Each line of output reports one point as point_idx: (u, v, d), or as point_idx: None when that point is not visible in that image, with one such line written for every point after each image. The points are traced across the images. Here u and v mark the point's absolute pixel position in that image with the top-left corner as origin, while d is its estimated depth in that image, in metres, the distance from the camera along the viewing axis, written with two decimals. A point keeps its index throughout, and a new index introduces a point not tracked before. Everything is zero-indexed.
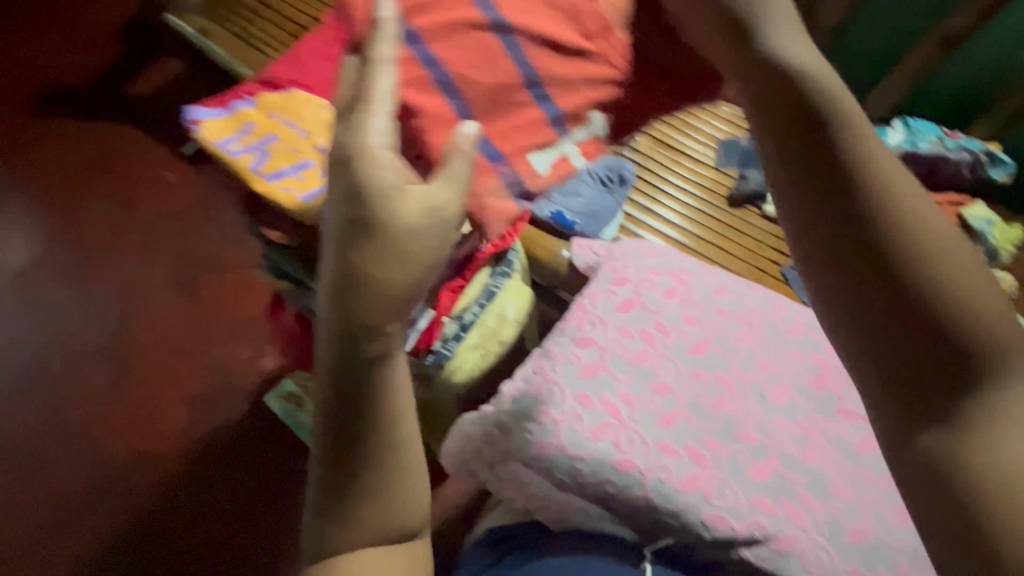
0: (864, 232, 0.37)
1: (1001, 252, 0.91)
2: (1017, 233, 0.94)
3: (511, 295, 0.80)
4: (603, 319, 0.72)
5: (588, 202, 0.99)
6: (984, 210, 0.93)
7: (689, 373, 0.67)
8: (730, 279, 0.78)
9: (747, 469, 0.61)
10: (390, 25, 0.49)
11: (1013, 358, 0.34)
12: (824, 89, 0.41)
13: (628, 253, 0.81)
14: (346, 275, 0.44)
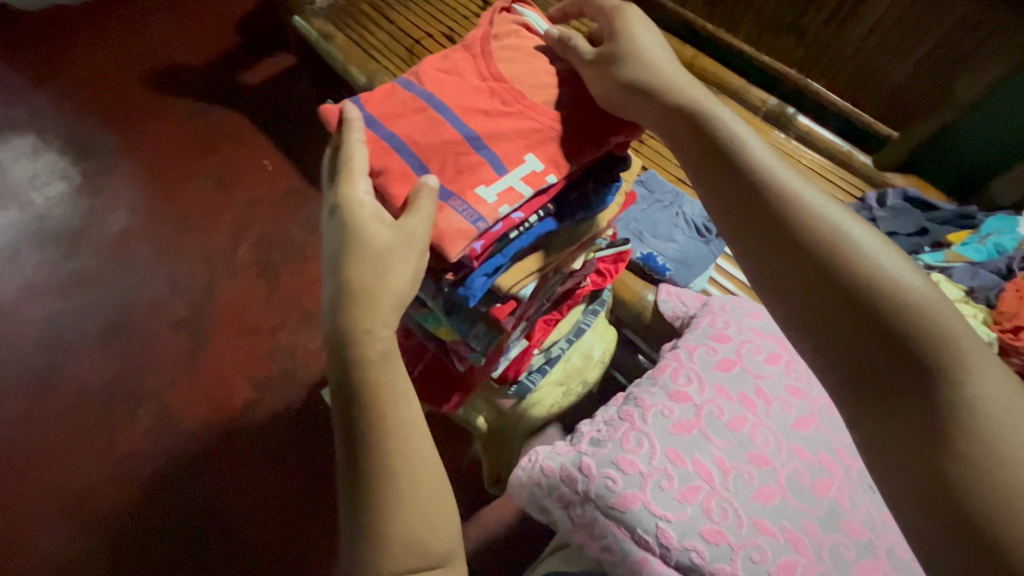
0: (816, 320, 0.38)
1: None
2: None
3: (598, 336, 0.81)
4: (699, 374, 0.70)
5: (681, 249, 0.98)
6: None
7: (749, 447, 0.63)
8: (764, 339, 0.74)
9: (851, 565, 0.57)
10: (359, 122, 0.51)
11: (982, 415, 0.32)
12: (779, 178, 0.43)
13: (728, 312, 0.79)
14: (351, 293, 0.45)
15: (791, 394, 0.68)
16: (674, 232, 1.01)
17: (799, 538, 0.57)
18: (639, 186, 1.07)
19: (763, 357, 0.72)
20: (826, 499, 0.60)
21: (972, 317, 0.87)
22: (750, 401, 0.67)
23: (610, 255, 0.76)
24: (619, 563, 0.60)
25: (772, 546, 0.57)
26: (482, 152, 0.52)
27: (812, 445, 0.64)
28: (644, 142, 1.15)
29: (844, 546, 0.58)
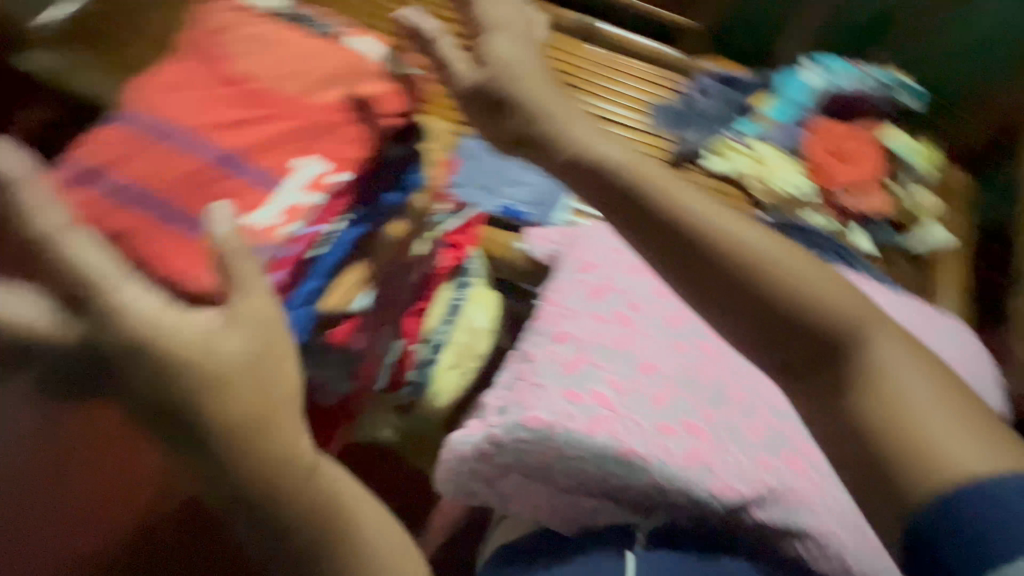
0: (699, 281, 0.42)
1: (922, 167, 0.99)
2: (938, 155, 1.01)
3: (478, 304, 0.78)
4: (574, 310, 0.71)
5: (533, 190, 0.98)
6: (898, 135, 1.02)
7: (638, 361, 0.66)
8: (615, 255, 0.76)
9: (742, 430, 0.63)
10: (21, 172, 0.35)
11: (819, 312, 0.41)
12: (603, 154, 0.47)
13: (587, 238, 0.81)
14: (207, 393, 0.36)
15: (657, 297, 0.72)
16: (522, 175, 0.99)
17: (701, 424, 0.62)
18: (475, 142, 1.04)
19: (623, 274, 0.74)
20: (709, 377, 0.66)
21: (792, 173, 1.00)
22: (625, 318, 0.70)
23: (457, 226, 0.75)
24: (557, 513, 0.62)
25: (676, 441, 0.61)
26: (227, 177, 0.59)
27: (685, 333, 0.69)
28: None
29: (732, 415, 0.64)
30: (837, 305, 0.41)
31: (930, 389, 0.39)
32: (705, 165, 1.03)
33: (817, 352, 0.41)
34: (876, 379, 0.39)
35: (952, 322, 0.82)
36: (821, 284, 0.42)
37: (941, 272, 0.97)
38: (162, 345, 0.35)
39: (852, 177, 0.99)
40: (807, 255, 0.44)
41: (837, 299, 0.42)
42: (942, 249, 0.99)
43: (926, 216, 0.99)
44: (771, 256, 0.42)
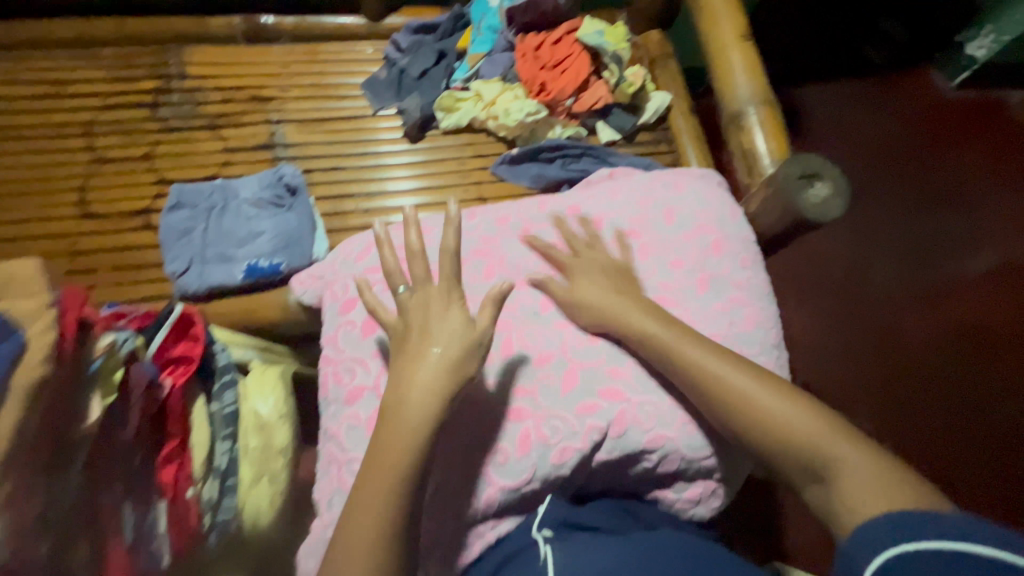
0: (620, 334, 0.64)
1: (623, 52, 0.99)
2: (623, 30, 1.02)
3: (255, 394, 0.68)
4: (356, 357, 0.64)
5: (274, 234, 0.84)
6: (592, 24, 0.99)
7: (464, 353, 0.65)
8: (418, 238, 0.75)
9: (559, 388, 0.62)
10: None
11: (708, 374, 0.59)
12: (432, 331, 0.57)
13: (341, 267, 0.73)
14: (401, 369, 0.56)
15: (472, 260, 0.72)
16: (254, 225, 0.85)
17: (528, 403, 0.61)
18: (178, 212, 0.84)
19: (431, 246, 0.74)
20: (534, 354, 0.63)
21: (518, 100, 0.97)
22: (450, 290, 0.70)
23: (169, 332, 0.60)
24: (443, 561, 0.57)
25: (503, 439, 0.59)
26: None
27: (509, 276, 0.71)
28: (152, 156, 0.94)
29: (546, 375, 0.63)
30: (810, 425, 0.54)
31: (876, 466, 0.50)
32: (441, 127, 0.99)
33: (797, 468, 0.54)
34: (831, 465, 0.51)
35: (703, 174, 0.87)
36: (781, 404, 0.56)
37: (680, 128, 1.04)
38: (404, 350, 0.57)
39: (569, 87, 0.97)
40: (776, 384, 0.58)
41: (800, 421, 0.54)
42: (671, 108, 1.06)
43: (646, 87, 1.04)
44: (760, 398, 0.56)
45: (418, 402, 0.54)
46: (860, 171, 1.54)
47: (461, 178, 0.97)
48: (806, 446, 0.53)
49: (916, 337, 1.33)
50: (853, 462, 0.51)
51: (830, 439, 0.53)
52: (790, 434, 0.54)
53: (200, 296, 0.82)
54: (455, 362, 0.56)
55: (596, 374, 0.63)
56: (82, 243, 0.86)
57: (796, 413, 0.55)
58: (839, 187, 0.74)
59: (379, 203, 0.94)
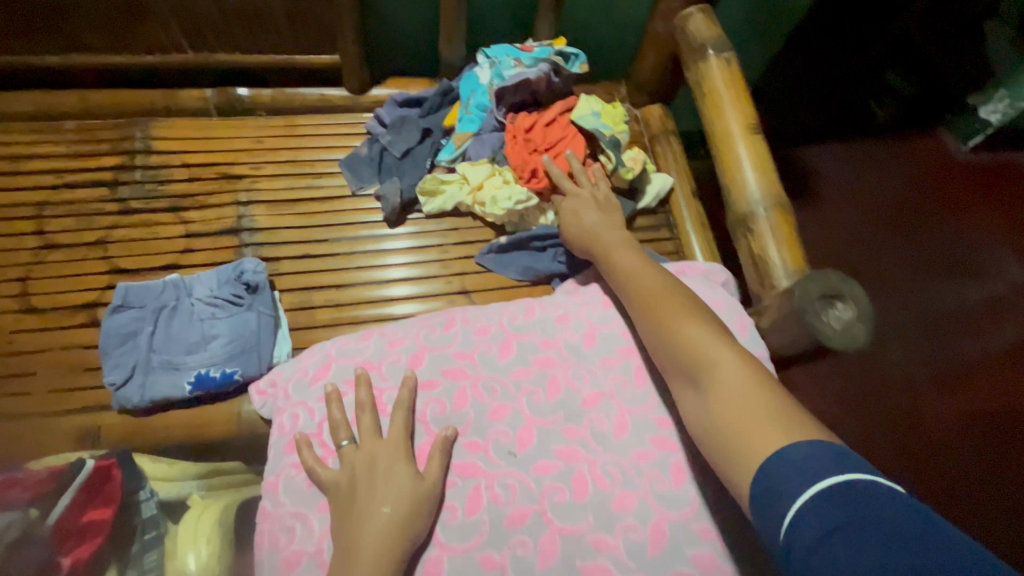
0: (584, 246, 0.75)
1: (620, 134, 0.92)
2: (621, 111, 0.95)
3: (184, 548, 0.57)
4: (297, 512, 0.56)
5: (229, 338, 0.76)
6: (587, 104, 0.93)
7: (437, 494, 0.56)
8: (392, 351, 0.67)
9: (534, 561, 0.53)
10: None
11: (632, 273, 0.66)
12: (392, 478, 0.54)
13: (294, 391, 0.65)
14: (347, 529, 0.52)
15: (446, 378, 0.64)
16: (207, 327, 0.76)
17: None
18: (123, 313, 0.76)
19: (406, 361, 0.66)
20: (508, 508, 0.56)
21: (507, 186, 0.90)
22: (422, 415, 0.62)
23: (77, 494, 0.52)
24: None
25: None
26: None
27: (491, 401, 0.63)
28: (107, 240, 0.86)
29: (521, 544, 0.54)
30: (700, 336, 0.56)
31: (752, 380, 0.51)
32: (423, 211, 0.92)
33: (679, 368, 0.56)
34: (712, 364, 0.53)
35: (707, 273, 0.79)
36: (679, 317, 0.59)
37: (683, 214, 0.96)
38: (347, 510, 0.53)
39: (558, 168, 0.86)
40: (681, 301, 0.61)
41: (702, 341, 0.55)
42: (673, 191, 0.98)
43: (647, 169, 0.97)
44: (665, 309, 0.60)
45: (371, 538, 0.51)
46: (875, 237, 1.44)
47: (443, 268, 0.89)
48: (685, 347, 0.56)
49: (944, 424, 1.20)
50: (726, 366, 0.53)
51: (712, 346, 0.55)
52: (677, 334, 0.57)
53: (142, 409, 0.73)
54: (407, 520, 0.52)
55: (578, 542, 0.54)
56: (21, 342, 0.78)
57: (691, 318, 0.58)
58: (864, 310, 0.65)
59: (352, 295, 0.86)
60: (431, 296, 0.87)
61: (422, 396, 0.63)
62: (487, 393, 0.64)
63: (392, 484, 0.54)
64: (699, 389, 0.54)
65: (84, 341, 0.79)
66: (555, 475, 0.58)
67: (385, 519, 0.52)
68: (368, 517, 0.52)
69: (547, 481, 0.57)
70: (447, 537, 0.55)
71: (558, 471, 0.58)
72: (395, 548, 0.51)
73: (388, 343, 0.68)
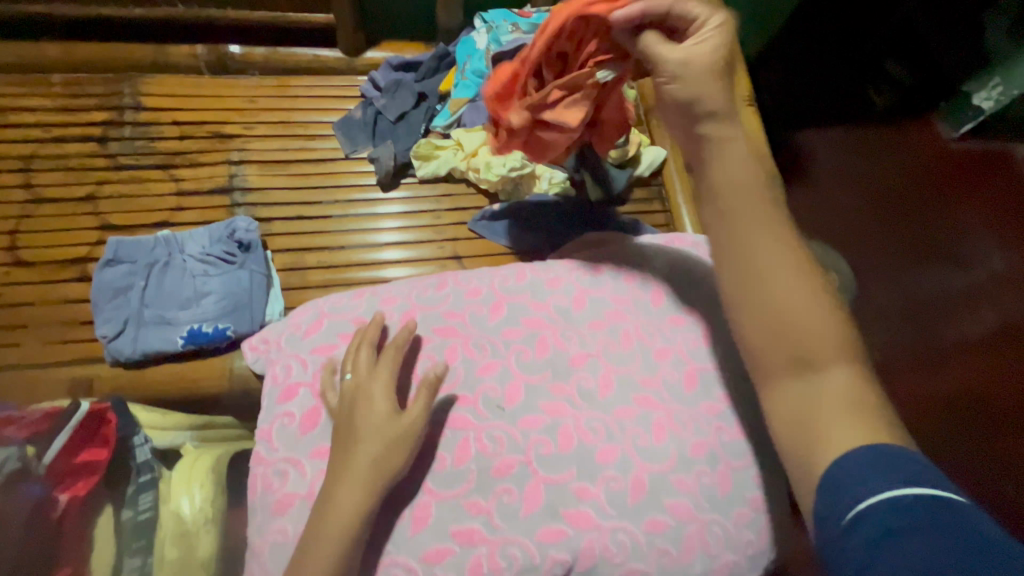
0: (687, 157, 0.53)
1: None
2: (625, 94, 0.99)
3: (178, 491, 0.59)
4: (290, 459, 0.57)
5: (222, 295, 0.76)
6: None
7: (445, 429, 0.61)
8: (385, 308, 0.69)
9: (519, 509, 0.55)
10: None
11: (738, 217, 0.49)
12: (371, 408, 0.56)
13: (287, 345, 0.66)
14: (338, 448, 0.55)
15: (437, 336, 0.66)
16: (200, 284, 0.77)
17: (485, 520, 0.55)
18: (114, 268, 0.76)
19: (399, 319, 0.68)
20: (495, 459, 0.58)
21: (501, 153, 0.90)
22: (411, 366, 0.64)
23: (72, 435, 0.53)
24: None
25: (449, 568, 0.53)
26: None
27: (479, 358, 0.64)
28: (97, 196, 0.85)
29: (507, 493, 0.56)
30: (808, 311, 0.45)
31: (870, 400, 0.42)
32: (417, 176, 0.92)
33: (788, 357, 0.44)
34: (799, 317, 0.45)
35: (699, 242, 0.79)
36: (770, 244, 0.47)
37: (675, 186, 0.97)
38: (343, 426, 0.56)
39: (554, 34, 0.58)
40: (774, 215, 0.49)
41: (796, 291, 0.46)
42: (666, 163, 0.99)
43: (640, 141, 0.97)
44: (777, 271, 0.46)
45: (352, 483, 0.52)
46: None
47: (436, 233, 0.90)
48: (803, 336, 0.44)
49: None
50: (841, 374, 0.43)
51: (831, 342, 0.44)
52: (787, 317, 0.45)
53: (134, 362, 0.74)
54: (384, 459, 0.54)
55: (563, 493, 0.56)
56: (12, 295, 0.78)
57: (814, 301, 0.45)
58: (845, 283, 0.66)
59: (343, 258, 0.86)
60: (422, 260, 0.88)
61: (414, 351, 0.66)
62: (472, 350, 0.65)
63: (365, 410, 0.56)
64: (808, 389, 0.43)
65: (74, 294, 0.79)
66: (543, 430, 0.59)
67: (367, 464, 0.53)
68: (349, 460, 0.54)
69: (534, 435, 0.59)
70: (434, 484, 0.57)
71: (546, 427, 0.60)
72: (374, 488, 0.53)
73: (380, 301, 0.69)
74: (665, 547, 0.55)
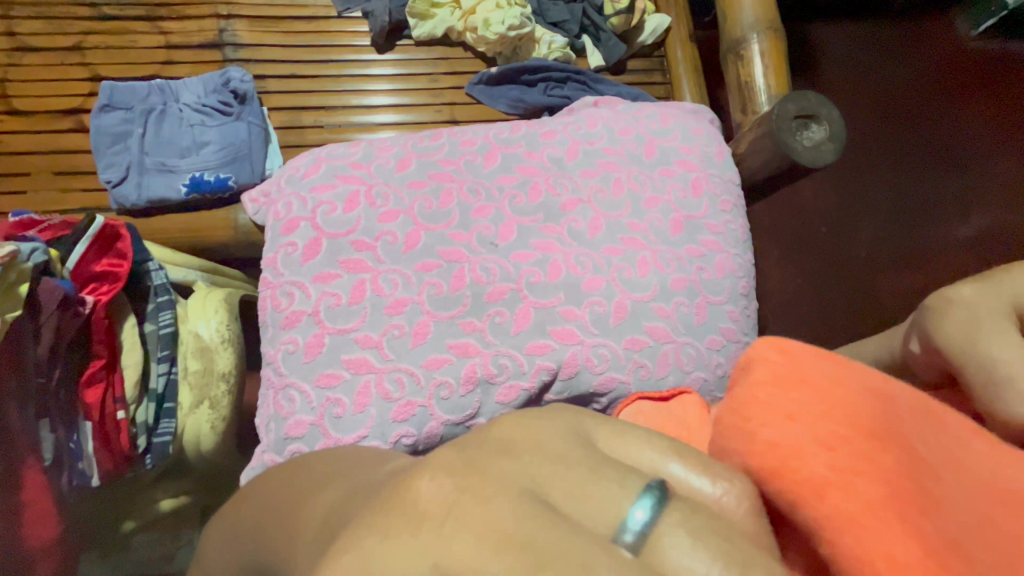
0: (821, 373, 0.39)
1: None
2: None
3: (196, 316, 0.63)
4: (296, 281, 0.60)
5: (220, 146, 0.77)
6: None
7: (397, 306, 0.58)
8: (377, 149, 0.67)
9: (510, 327, 0.58)
10: None
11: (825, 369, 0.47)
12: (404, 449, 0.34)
13: (286, 187, 0.67)
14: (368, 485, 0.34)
15: (413, 167, 0.66)
16: (198, 134, 0.78)
17: (480, 336, 0.57)
18: (111, 114, 0.77)
19: (396, 162, 0.66)
20: (493, 283, 0.59)
21: (499, 10, 0.87)
22: (391, 191, 0.63)
23: (90, 246, 0.55)
24: None
25: (445, 374, 0.55)
26: None
27: (451, 185, 0.64)
28: (84, 46, 0.83)
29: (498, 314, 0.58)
30: None
31: None
32: (413, 36, 0.89)
33: None
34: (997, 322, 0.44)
35: (695, 109, 0.78)
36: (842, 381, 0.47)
37: (677, 57, 0.93)
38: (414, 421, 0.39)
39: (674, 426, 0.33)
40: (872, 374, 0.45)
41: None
42: (670, 31, 0.95)
43: (644, 6, 0.93)
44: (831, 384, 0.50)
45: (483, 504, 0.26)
46: (877, 110, 1.40)
47: (432, 97, 0.88)
48: None
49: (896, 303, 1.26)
50: None
51: None
52: None
53: (141, 210, 0.76)
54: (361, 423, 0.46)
55: (557, 313, 0.59)
56: (8, 143, 0.78)
57: None
58: (835, 131, 0.68)
59: (337, 120, 0.86)
60: (418, 124, 0.87)
61: (406, 187, 0.64)
62: (446, 192, 0.63)
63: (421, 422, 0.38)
64: None
65: (72, 145, 0.79)
66: (538, 260, 0.61)
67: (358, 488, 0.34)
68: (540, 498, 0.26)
69: (529, 265, 0.60)
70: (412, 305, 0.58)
71: (548, 251, 0.61)
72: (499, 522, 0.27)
73: (367, 141, 0.69)
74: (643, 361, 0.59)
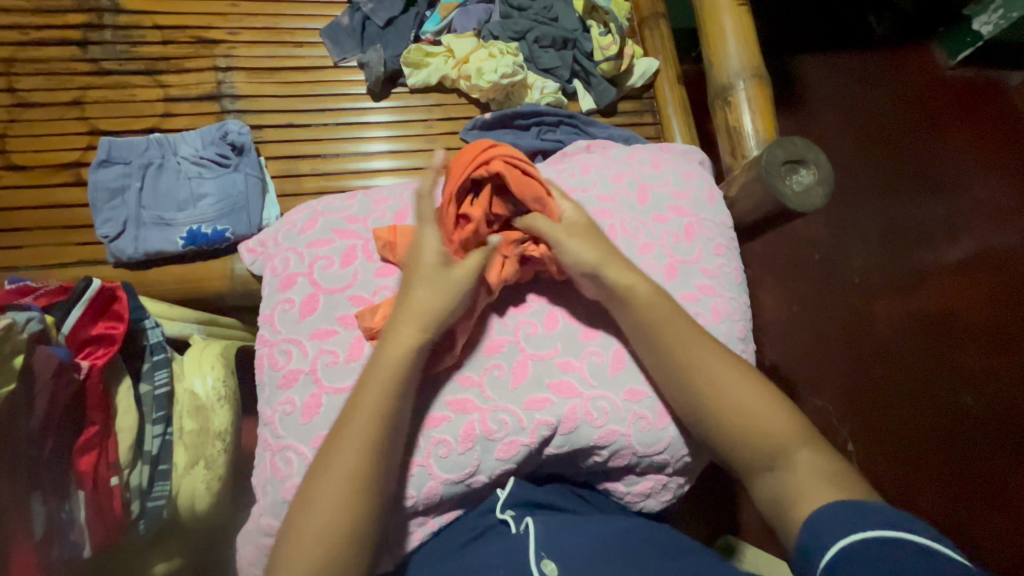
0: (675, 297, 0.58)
1: (621, 18, 0.96)
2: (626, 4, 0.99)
3: (191, 372, 0.63)
4: (292, 339, 0.59)
5: (217, 198, 0.78)
6: None
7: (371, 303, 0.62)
8: (374, 203, 0.68)
9: (508, 380, 0.58)
10: None
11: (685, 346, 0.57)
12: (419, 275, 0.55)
13: (283, 241, 0.67)
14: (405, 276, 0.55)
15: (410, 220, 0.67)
16: (195, 186, 0.78)
17: (480, 392, 0.57)
18: (108, 168, 0.78)
19: (393, 216, 0.67)
20: (492, 338, 0.60)
21: (491, 59, 0.90)
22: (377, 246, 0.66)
23: (86, 310, 0.55)
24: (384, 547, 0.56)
25: (443, 431, 0.55)
26: None
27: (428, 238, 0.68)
28: (83, 101, 0.84)
29: (497, 368, 0.58)
30: (736, 387, 0.55)
31: (784, 426, 0.54)
32: (408, 84, 0.91)
33: (755, 458, 0.54)
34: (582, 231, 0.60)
35: (685, 152, 0.79)
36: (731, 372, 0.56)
37: (666, 98, 0.96)
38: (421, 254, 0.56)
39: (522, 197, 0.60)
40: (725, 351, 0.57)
41: (773, 416, 0.54)
42: (659, 74, 0.97)
43: (632, 51, 0.96)
44: (722, 378, 0.55)
45: (365, 410, 0.50)
46: (862, 139, 1.43)
47: (427, 143, 0.90)
48: (741, 432, 0.54)
49: (891, 329, 1.27)
50: (807, 464, 0.52)
51: (783, 430, 0.54)
52: (731, 424, 0.54)
53: (137, 262, 0.76)
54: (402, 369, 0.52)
55: (554, 366, 0.59)
56: (6, 199, 0.78)
57: (745, 388, 0.55)
58: (824, 176, 0.69)
59: (334, 167, 0.87)
60: (414, 170, 0.89)
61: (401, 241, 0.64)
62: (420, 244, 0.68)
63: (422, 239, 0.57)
64: (774, 464, 0.53)
65: (70, 199, 0.80)
66: (533, 308, 0.62)
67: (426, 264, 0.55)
68: (382, 356, 0.52)
69: (525, 316, 0.61)
70: None
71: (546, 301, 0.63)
72: (388, 403, 0.50)
73: (362, 193, 0.70)
74: (642, 412, 0.58)
